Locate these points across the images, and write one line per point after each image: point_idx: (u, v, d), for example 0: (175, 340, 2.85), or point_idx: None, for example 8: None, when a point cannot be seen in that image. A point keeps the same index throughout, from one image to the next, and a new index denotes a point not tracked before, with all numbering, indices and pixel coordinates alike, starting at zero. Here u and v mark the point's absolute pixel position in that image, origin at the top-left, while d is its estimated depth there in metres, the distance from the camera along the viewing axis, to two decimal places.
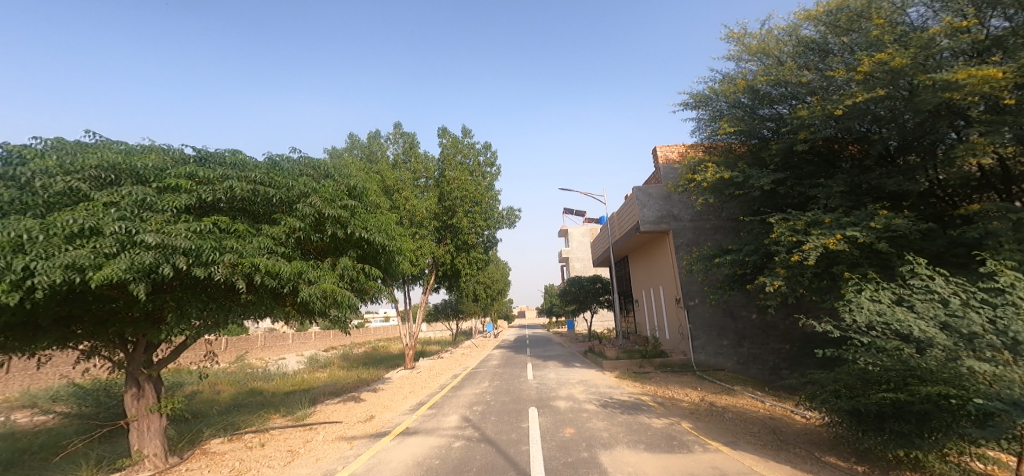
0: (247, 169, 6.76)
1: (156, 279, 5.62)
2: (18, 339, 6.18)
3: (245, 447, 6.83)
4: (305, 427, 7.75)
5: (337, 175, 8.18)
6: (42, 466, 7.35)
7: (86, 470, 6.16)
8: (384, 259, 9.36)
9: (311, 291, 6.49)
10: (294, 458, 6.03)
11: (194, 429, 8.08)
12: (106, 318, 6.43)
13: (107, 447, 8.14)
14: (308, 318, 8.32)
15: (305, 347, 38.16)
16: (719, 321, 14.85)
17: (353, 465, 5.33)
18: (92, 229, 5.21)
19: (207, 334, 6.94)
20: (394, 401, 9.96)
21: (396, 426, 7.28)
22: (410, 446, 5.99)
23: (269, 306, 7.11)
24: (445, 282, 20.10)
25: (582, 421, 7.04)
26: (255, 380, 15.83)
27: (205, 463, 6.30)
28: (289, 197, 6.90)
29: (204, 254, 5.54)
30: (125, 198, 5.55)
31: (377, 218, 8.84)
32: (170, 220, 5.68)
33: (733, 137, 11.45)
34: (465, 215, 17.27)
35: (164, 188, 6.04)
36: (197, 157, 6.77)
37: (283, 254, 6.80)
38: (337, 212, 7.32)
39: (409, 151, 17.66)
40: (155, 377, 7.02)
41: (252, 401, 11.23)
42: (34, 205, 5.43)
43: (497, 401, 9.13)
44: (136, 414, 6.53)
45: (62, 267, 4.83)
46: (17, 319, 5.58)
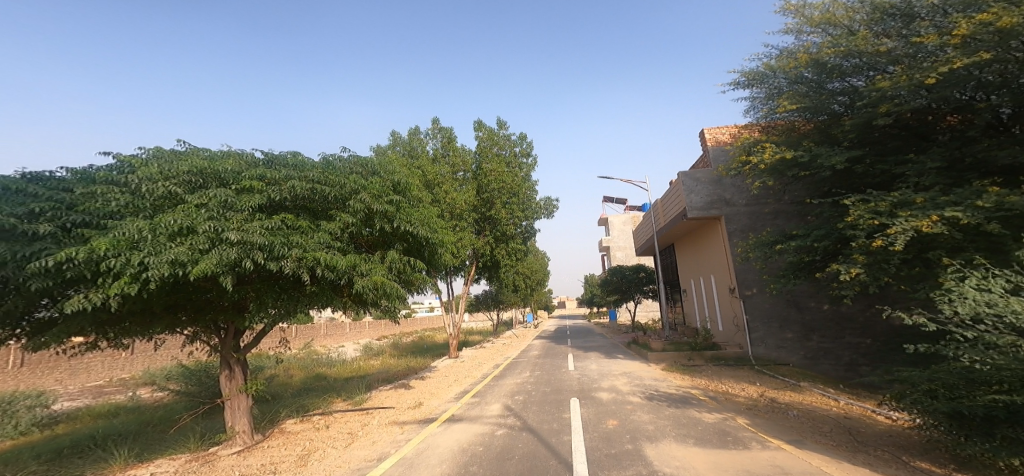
0: (305, 170, 7.18)
1: (239, 272, 6.17)
2: (138, 324, 7.05)
3: (313, 428, 7.37)
4: (363, 412, 8.23)
5: (383, 171, 8.40)
6: (160, 438, 8.56)
7: (194, 446, 7.14)
8: (429, 252, 9.59)
9: (364, 284, 6.80)
10: (354, 440, 6.43)
11: (273, 409, 8.85)
12: (202, 307, 7.19)
13: (211, 422, 9.21)
14: (362, 309, 8.57)
15: (360, 336, 40.34)
16: (781, 312, 13.98)
17: (405, 449, 5.60)
18: (188, 229, 5.83)
19: (281, 322, 7.46)
20: (441, 389, 10.28)
21: (443, 412, 7.54)
22: (456, 433, 6.18)
23: (330, 298, 7.49)
24: (488, 275, 20.36)
25: (626, 413, 6.88)
26: (321, 366, 17.00)
27: (282, 441, 6.88)
28: (342, 194, 7.24)
29: (274, 249, 6.01)
30: (212, 200, 6.14)
31: (421, 212, 9.00)
32: (248, 219, 6.20)
33: (794, 115, 10.69)
34: (503, 206, 17.33)
35: (242, 189, 6.58)
36: (266, 160, 7.29)
37: (339, 249, 7.18)
38: (384, 207, 7.56)
39: (448, 145, 17.84)
40: (243, 361, 7.74)
41: (320, 385, 12.11)
42: (145, 206, 6.20)
43: (539, 391, 9.15)
44: (229, 394, 7.25)
45: (168, 262, 5.47)
46: (134, 307, 6.40)
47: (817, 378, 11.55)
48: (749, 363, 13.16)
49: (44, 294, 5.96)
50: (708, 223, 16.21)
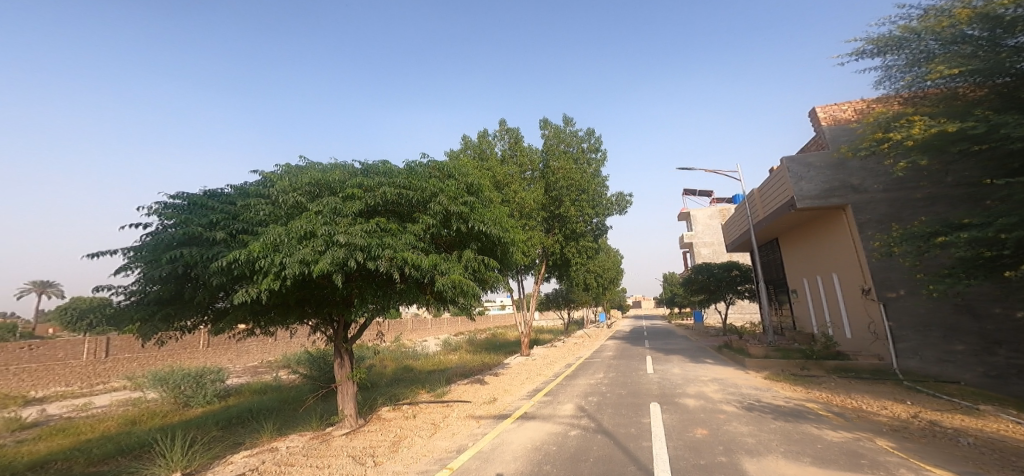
0: (394, 176, 7.67)
1: (347, 270, 6.83)
2: (279, 314, 8.21)
3: (403, 417, 7.94)
4: (444, 404, 8.61)
5: (457, 174, 8.47)
6: (292, 417, 10.08)
7: (314, 426, 8.37)
8: (503, 251, 9.55)
9: (444, 282, 7.08)
10: (436, 430, 7.01)
11: (372, 396, 9.72)
12: (322, 301, 8.12)
13: (328, 405, 10.54)
14: (440, 307, 8.77)
15: (440, 331, 42.44)
16: (947, 319, 11.79)
17: (481, 442, 5.90)
18: (310, 233, 6.60)
19: (378, 316, 8.09)
20: (514, 385, 10.41)
21: (516, 409, 7.67)
22: (529, 431, 6.27)
23: (416, 295, 7.92)
24: (555, 272, 20.43)
25: (719, 423, 6.40)
26: (409, 357, 18.14)
27: (378, 427, 7.64)
28: (423, 198, 7.59)
29: (372, 250, 6.56)
30: (325, 208, 6.86)
31: (493, 211, 8.98)
32: (353, 223, 6.83)
33: (956, 81, 8.71)
34: (573, 203, 16.80)
35: (347, 197, 7.23)
36: (364, 170, 7.92)
37: (423, 249, 7.56)
38: (460, 208, 7.69)
39: (515, 146, 17.49)
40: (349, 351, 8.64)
41: (408, 376, 12.94)
42: (281, 214, 7.19)
43: (614, 393, 8.85)
44: (340, 379, 8.14)
45: (298, 262, 6.31)
46: (274, 300, 7.47)
47: (993, 399, 9.55)
48: (893, 376, 11.37)
49: (219, 287, 7.41)
50: (828, 213, 14.40)
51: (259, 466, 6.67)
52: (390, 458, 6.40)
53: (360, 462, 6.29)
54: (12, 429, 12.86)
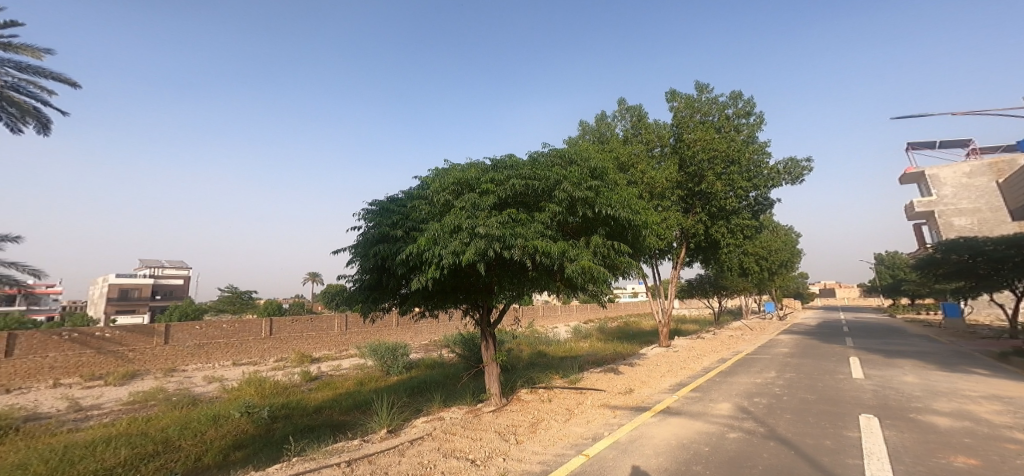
0: (520, 168, 7.90)
1: (488, 260, 7.26)
2: (437, 300, 9.18)
3: (539, 400, 8.22)
4: (577, 390, 8.68)
5: (579, 158, 8.33)
6: (454, 390, 11.86)
7: (467, 402, 9.68)
8: (632, 235, 9.15)
9: (573, 268, 7.07)
10: (571, 416, 7.11)
11: (510, 378, 10.34)
12: (470, 288, 8.85)
13: (476, 385, 11.86)
14: (571, 294, 8.87)
15: (571, 318, 43.18)
16: None
17: (618, 433, 5.82)
18: (457, 228, 7.16)
19: (514, 303, 8.50)
20: (651, 377, 9.95)
21: (657, 403, 7.40)
22: (673, 426, 6.01)
23: (547, 282, 8.07)
24: (698, 254, 19.19)
25: (999, 453, 5.22)
26: (544, 343, 18.79)
27: (516, 408, 8.03)
28: (546, 187, 7.68)
29: (507, 240, 6.86)
30: (466, 203, 7.38)
31: (621, 194, 8.61)
32: (489, 215, 7.24)
33: None
34: (719, 177, 15.15)
35: (483, 192, 7.67)
36: (493, 165, 8.31)
37: (552, 237, 7.64)
38: (584, 193, 7.55)
39: (639, 124, 16.51)
40: (490, 335, 9.51)
41: (539, 361, 13.28)
42: (437, 212, 8.01)
43: (798, 398, 7.89)
44: (488, 360, 9.14)
45: (451, 254, 6.89)
46: (433, 287, 8.35)
47: None
48: None
49: (403, 276, 8.57)
50: None
51: (432, 432, 7.69)
52: (530, 438, 6.72)
53: (503, 440, 6.73)
54: (306, 380, 18.02)
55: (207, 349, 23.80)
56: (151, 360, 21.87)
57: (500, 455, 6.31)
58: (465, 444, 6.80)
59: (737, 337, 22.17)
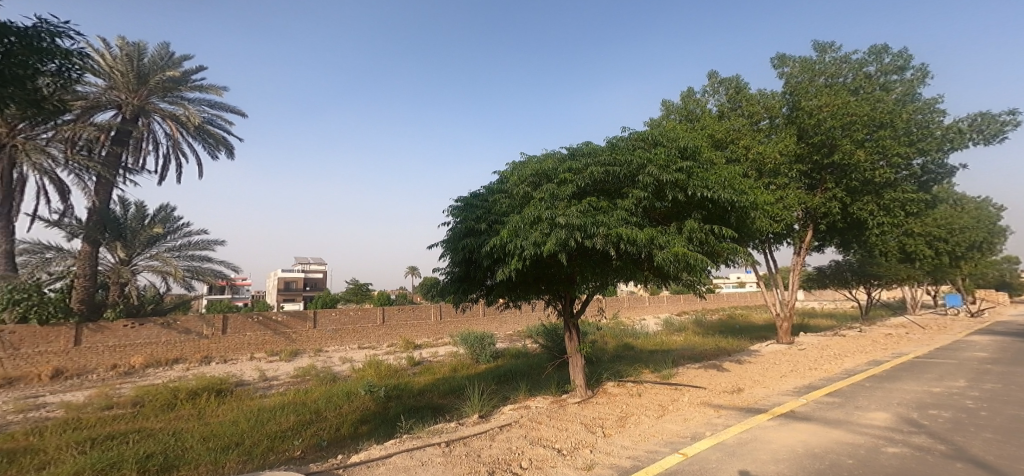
0: (599, 154, 7.67)
1: (570, 250, 7.18)
2: (519, 291, 9.30)
3: (629, 394, 7.97)
4: (672, 386, 8.29)
5: (666, 139, 7.86)
6: (539, 379, 12.06)
7: (554, 392, 9.79)
8: (735, 217, 8.46)
9: (664, 256, 6.71)
10: (664, 412, 6.83)
11: (596, 370, 10.15)
12: (552, 279, 8.90)
13: (562, 377, 11.96)
14: (663, 283, 8.49)
15: (660, 309, 41.63)
16: None
17: (723, 434, 5.44)
18: (537, 219, 7.14)
19: (599, 293, 8.30)
20: (766, 377, 9.21)
21: (772, 406, 6.86)
22: (794, 432, 5.55)
23: (634, 271, 7.77)
24: (831, 235, 17.66)
25: None
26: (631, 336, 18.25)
27: (603, 401, 7.85)
28: (630, 171, 7.37)
29: (588, 229, 6.71)
30: (544, 194, 7.33)
31: (718, 173, 7.94)
32: (568, 205, 7.13)
33: None
34: (862, 144, 13.56)
35: (561, 182, 7.57)
36: (569, 154, 8.17)
37: (637, 224, 7.30)
38: (672, 176, 7.09)
39: (737, 97, 15.26)
40: (574, 325, 9.52)
41: (627, 354, 12.92)
42: (517, 204, 8.08)
43: (986, 414, 6.85)
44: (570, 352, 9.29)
45: (532, 245, 6.90)
46: (516, 278, 8.46)
47: None
48: None
49: (489, 268, 8.75)
50: None
51: (519, 420, 7.79)
52: (620, 432, 6.55)
53: (591, 433, 6.62)
54: (412, 364, 19.24)
55: (342, 333, 26.73)
56: (307, 339, 25.44)
57: (587, 446, 6.21)
58: (552, 434, 6.78)
59: (859, 332, 20.05)
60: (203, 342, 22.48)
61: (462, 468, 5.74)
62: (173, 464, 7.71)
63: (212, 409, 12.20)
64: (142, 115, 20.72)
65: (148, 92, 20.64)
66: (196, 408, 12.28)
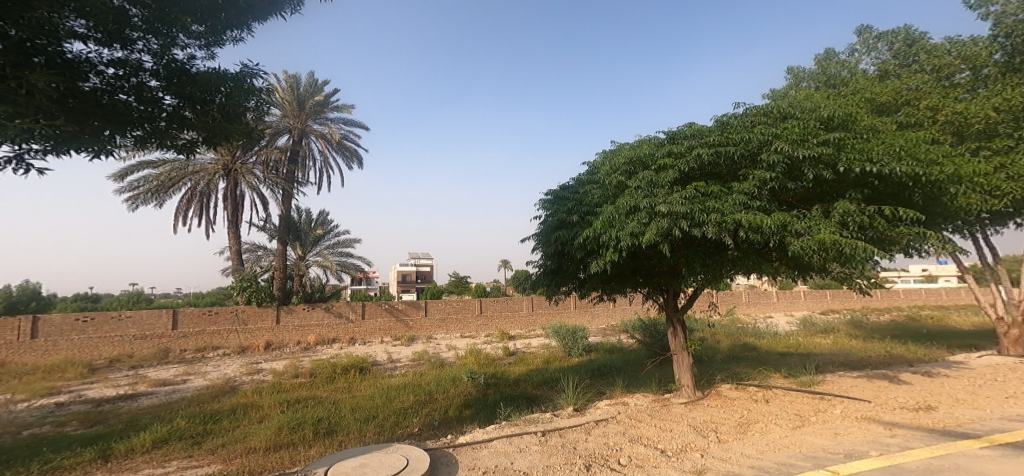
0: (707, 135, 7.05)
1: (674, 240, 6.73)
2: (615, 284, 8.98)
3: (750, 399, 7.27)
4: (813, 395, 7.40)
5: (801, 111, 6.89)
6: (639, 375, 11.65)
7: (657, 388, 9.36)
8: (922, 194, 6.94)
9: (802, 244, 5.89)
10: (804, 424, 6.14)
11: (709, 370, 9.43)
12: (652, 272, 8.51)
13: (665, 374, 11.45)
14: (802, 274, 7.57)
15: (796, 307, 37.40)
16: None
17: (900, 457, 4.83)
18: (634, 208, 6.73)
19: (710, 287, 7.64)
20: (980, 398, 7.72)
21: (986, 432, 5.82)
22: (999, 463, 4.68)
23: (758, 262, 7.01)
24: None
25: None
26: (744, 335, 16.64)
27: (718, 403, 7.29)
28: (750, 150, 6.66)
29: (695, 217, 6.21)
30: (641, 182, 6.90)
31: (884, 142, 6.62)
32: (670, 192, 6.64)
33: None
34: None
35: (659, 168, 7.09)
36: (669, 139, 7.62)
37: (761, 209, 6.52)
38: (810, 151, 6.13)
39: (912, 49, 12.15)
40: (681, 321, 9.00)
41: (746, 356, 11.79)
42: (610, 195, 7.70)
43: None
44: (675, 349, 8.85)
45: (629, 235, 6.54)
46: (613, 270, 8.13)
47: None
48: None
49: (582, 260, 8.39)
50: None
51: (617, 415, 7.44)
52: (740, 439, 5.97)
53: (703, 435, 6.09)
54: (506, 355, 19.47)
55: (447, 321, 27.78)
56: (420, 325, 26.91)
57: (697, 450, 5.68)
58: (653, 433, 6.33)
59: None
60: (349, 326, 25.10)
61: (558, 459, 5.70)
62: (333, 429, 8.99)
63: (357, 384, 13.50)
64: (303, 136, 23.42)
65: (308, 117, 23.25)
66: (346, 383, 13.68)
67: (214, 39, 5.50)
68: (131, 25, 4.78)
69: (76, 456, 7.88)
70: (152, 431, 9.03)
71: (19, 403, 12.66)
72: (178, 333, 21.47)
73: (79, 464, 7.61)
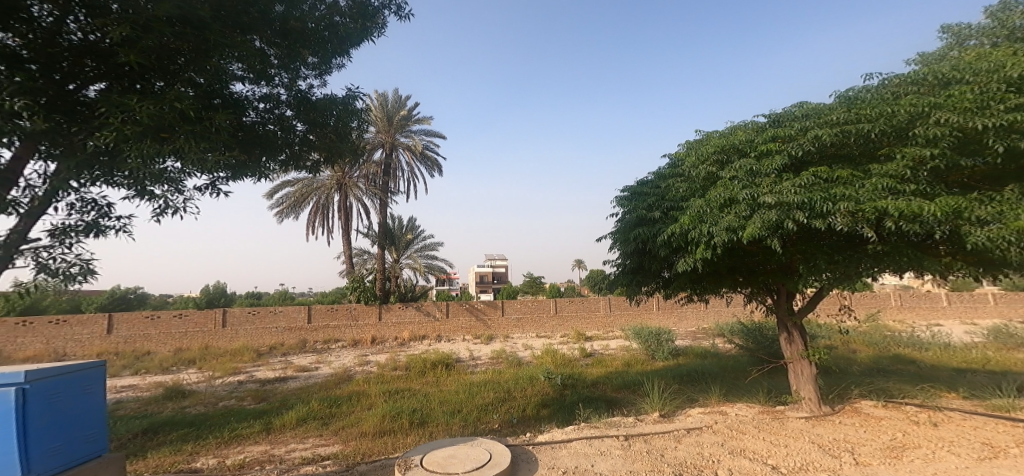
0: (824, 114, 6.34)
1: (785, 233, 6.10)
2: (708, 283, 8.32)
3: (909, 420, 6.23)
4: (1009, 422, 6.10)
5: (975, 71, 5.60)
6: (741, 383, 10.68)
7: (767, 399, 8.37)
8: None
9: (981, 235, 4.91)
10: (996, 454, 5.06)
11: (843, 384, 8.34)
12: (754, 270, 7.79)
13: (777, 382, 10.40)
14: (995, 269, 6.31)
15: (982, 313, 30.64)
16: None
17: None
18: (731, 200, 6.23)
19: (838, 287, 6.69)
20: None
21: None
22: None
23: (913, 257, 5.94)
24: None
25: None
26: (897, 346, 14.25)
27: (858, 422, 6.45)
28: (895, 125, 5.70)
29: (814, 206, 5.53)
30: (738, 172, 6.30)
31: None
32: (777, 181, 5.99)
33: None
34: None
35: (759, 155, 6.43)
36: (772, 123, 6.91)
37: (920, 194, 5.49)
38: (1004, 119, 5.00)
39: None
40: (800, 326, 7.99)
41: (902, 370, 10.22)
42: (697, 188, 7.08)
43: None
44: (791, 357, 7.88)
45: (726, 230, 6.05)
46: (707, 269, 7.53)
47: None
48: None
49: (667, 259, 7.76)
50: None
51: (714, 424, 6.79)
52: (889, 462, 5.14)
53: (835, 456, 5.28)
54: (582, 356, 18.77)
55: (521, 320, 27.58)
56: (498, 324, 27.12)
57: (823, 470, 4.92)
58: (763, 447, 5.62)
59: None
60: (433, 324, 25.93)
61: (643, 465, 5.33)
62: (422, 421, 8.97)
63: (443, 380, 13.61)
64: (393, 150, 24.31)
65: (399, 131, 24.16)
66: (432, 378, 13.89)
67: (325, 67, 6.49)
68: (272, 66, 5.77)
69: (250, 426, 8.98)
70: (298, 409, 9.83)
71: (216, 379, 14.66)
72: (312, 327, 24.05)
73: (252, 433, 8.63)
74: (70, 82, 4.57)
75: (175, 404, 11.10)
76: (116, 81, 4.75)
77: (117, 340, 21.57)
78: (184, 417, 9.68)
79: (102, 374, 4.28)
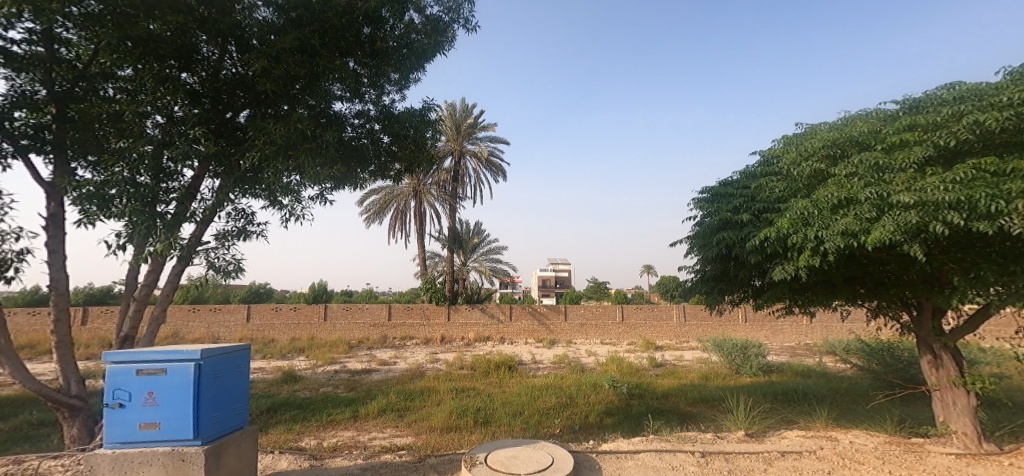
0: (989, 95, 5.49)
1: (928, 239, 5.21)
2: (817, 294, 7.44)
3: None
4: None
5: None
6: (858, 408, 9.40)
7: (901, 429, 7.20)
8: None
9: None
10: None
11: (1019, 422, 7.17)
12: (883, 280, 6.83)
13: (910, 411, 9.07)
14: None
15: None
16: None
17: None
18: (847, 200, 5.49)
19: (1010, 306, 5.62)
20: None
21: None
22: None
23: None
24: None
25: None
26: None
27: None
28: None
29: (968, 206, 4.71)
30: (861, 166, 5.64)
31: None
32: (916, 176, 5.20)
33: None
34: None
35: (889, 148, 5.75)
36: (907, 109, 6.24)
37: None
38: None
39: None
40: (953, 348, 6.85)
41: None
42: (798, 188, 6.38)
43: None
44: (937, 384, 6.78)
45: (840, 235, 5.29)
46: (816, 278, 6.69)
47: None
48: None
49: (757, 266, 6.93)
50: None
51: (818, 450, 6.02)
52: None
53: None
54: (651, 366, 17.78)
55: (586, 326, 26.86)
56: (561, 330, 26.60)
57: None
58: None
59: None
60: (495, 327, 26.05)
61: None
62: (485, 421, 8.84)
63: (504, 381, 13.49)
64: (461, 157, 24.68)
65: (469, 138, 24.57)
66: (497, 378, 13.86)
67: (406, 82, 6.70)
68: (364, 84, 6.17)
69: (342, 413, 9.38)
70: (378, 401, 10.21)
71: (319, 366, 15.78)
72: (392, 323, 25.16)
73: (343, 420, 8.99)
74: (228, 111, 5.60)
75: (291, 386, 12.06)
76: (257, 108, 5.63)
77: (252, 327, 24.04)
78: (297, 399, 10.42)
79: (247, 356, 4.58)
